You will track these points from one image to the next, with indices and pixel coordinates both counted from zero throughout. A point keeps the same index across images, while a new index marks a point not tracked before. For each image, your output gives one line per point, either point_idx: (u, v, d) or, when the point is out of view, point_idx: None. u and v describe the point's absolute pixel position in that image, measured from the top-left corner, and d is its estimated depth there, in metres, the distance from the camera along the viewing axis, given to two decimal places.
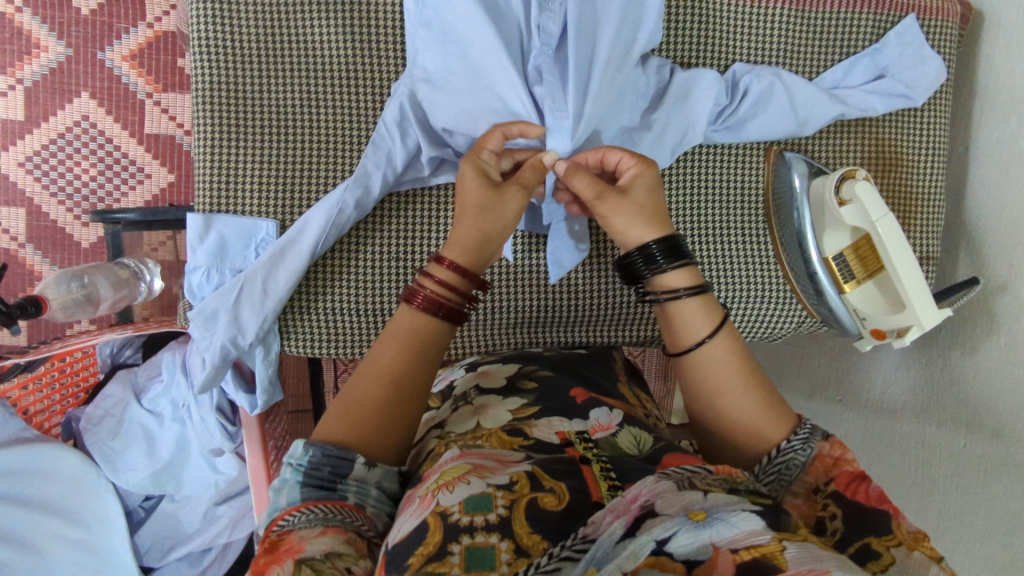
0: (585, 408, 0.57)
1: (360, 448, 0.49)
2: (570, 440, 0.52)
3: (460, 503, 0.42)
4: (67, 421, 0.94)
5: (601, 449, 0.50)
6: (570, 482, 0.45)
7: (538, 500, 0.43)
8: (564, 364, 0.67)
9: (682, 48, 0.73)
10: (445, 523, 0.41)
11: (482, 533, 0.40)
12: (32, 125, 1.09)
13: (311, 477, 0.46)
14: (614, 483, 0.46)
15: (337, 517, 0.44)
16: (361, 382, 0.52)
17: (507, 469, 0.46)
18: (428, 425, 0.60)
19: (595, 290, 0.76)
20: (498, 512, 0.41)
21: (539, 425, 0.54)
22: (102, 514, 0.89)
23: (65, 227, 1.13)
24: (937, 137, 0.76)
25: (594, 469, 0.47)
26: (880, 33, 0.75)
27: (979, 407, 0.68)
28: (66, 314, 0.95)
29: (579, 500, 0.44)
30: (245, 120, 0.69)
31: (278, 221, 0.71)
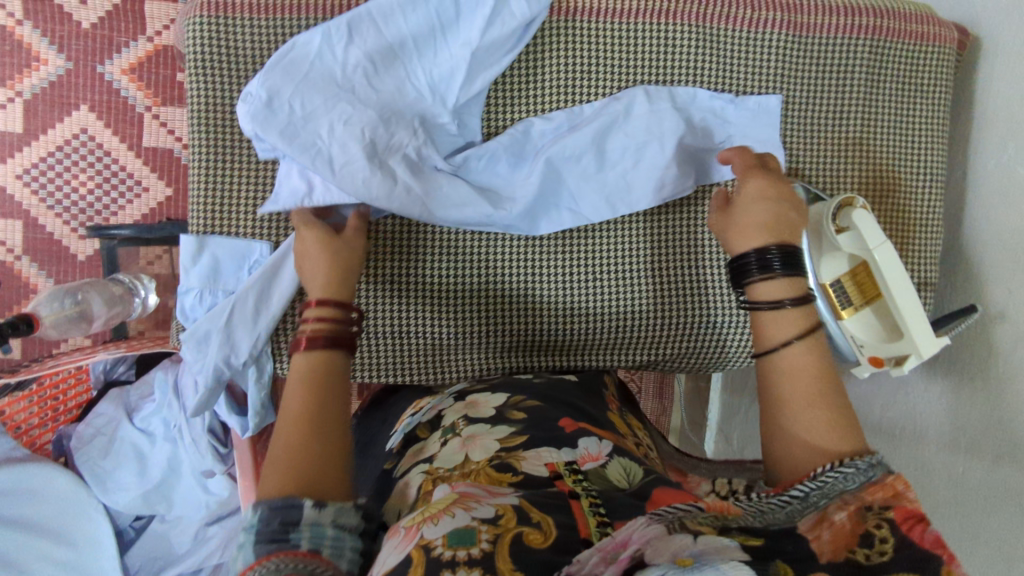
0: (574, 437, 0.57)
1: (315, 494, 0.45)
2: (560, 472, 0.51)
3: (443, 537, 0.41)
4: (58, 439, 0.93)
5: (591, 483, 0.50)
6: (559, 518, 0.44)
7: (523, 536, 0.42)
8: (550, 392, 0.66)
9: (610, 62, 0.72)
10: (428, 556, 0.40)
11: (464, 568, 0.39)
12: (30, 137, 1.09)
13: (261, 534, 0.42)
14: (603, 519, 0.45)
15: (293, 566, 0.39)
16: (285, 421, 0.50)
17: (493, 500, 0.45)
18: (415, 457, 0.59)
19: (591, 315, 0.76)
20: (482, 547, 0.40)
21: (528, 457, 0.53)
22: (91, 534, 0.88)
23: (62, 240, 1.13)
24: (934, 163, 0.76)
25: (583, 504, 0.46)
26: (879, 57, 0.74)
27: (980, 436, 0.67)
28: (59, 330, 0.95)
29: (567, 536, 0.43)
30: (240, 143, 0.69)
31: (271, 242, 0.71)
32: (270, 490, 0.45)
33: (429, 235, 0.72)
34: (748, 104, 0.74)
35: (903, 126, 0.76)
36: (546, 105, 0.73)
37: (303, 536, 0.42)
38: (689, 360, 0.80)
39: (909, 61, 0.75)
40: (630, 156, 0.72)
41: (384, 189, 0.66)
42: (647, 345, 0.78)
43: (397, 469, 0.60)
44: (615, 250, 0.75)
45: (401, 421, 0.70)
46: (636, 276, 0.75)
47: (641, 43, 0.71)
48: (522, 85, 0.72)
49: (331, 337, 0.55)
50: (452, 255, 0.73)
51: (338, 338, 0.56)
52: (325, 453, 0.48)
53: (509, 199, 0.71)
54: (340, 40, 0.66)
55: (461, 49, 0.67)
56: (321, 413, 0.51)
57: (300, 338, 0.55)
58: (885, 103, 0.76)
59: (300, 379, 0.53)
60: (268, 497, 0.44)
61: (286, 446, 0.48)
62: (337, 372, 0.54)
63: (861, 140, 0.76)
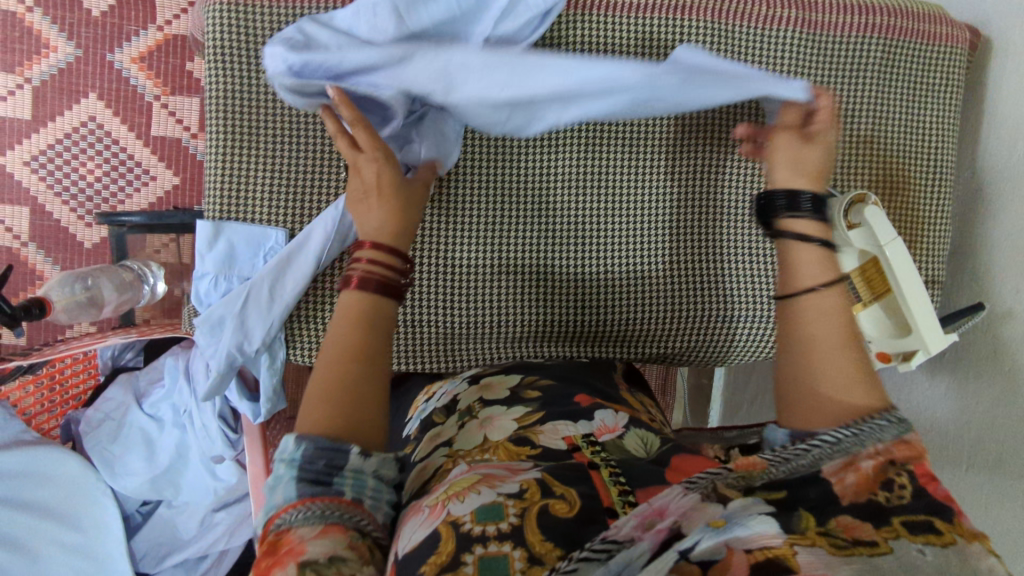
0: (590, 410, 0.58)
1: (356, 440, 0.47)
2: (578, 444, 0.52)
3: (471, 513, 0.42)
4: (66, 424, 0.93)
5: (610, 453, 0.51)
6: (581, 488, 0.45)
7: (550, 507, 0.43)
8: (564, 371, 0.68)
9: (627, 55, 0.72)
10: (457, 531, 0.41)
11: (495, 542, 0.40)
12: (39, 124, 1.09)
13: (306, 474, 0.43)
14: (624, 487, 0.46)
15: (337, 514, 0.42)
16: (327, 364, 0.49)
17: (517, 478, 0.46)
18: (432, 442, 0.59)
19: (601, 306, 0.76)
20: (510, 521, 0.41)
21: (545, 432, 0.54)
22: (99, 518, 0.88)
23: (69, 227, 1.13)
24: (943, 163, 0.77)
25: (603, 474, 0.47)
26: (892, 57, 0.75)
27: (983, 432, 0.68)
28: (70, 315, 0.97)
29: (590, 504, 0.44)
30: (259, 129, 0.69)
31: (287, 230, 0.71)
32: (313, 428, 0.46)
33: (441, 224, 0.72)
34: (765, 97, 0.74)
35: (913, 125, 0.76)
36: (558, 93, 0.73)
37: (346, 484, 0.44)
38: (697, 353, 0.80)
39: (921, 61, 0.75)
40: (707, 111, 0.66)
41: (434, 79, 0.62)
42: (657, 338, 0.78)
43: (414, 452, 0.61)
44: (628, 243, 0.75)
45: (416, 407, 0.71)
46: (647, 270, 0.76)
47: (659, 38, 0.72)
48: None
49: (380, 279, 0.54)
50: (465, 244, 0.73)
51: (388, 284, 0.54)
52: (368, 404, 0.48)
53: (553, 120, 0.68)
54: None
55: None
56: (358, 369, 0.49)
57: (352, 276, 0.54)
58: (897, 102, 0.76)
59: (352, 322, 0.52)
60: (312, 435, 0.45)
61: (328, 389, 0.48)
62: (384, 315, 0.53)
63: (872, 138, 0.77)
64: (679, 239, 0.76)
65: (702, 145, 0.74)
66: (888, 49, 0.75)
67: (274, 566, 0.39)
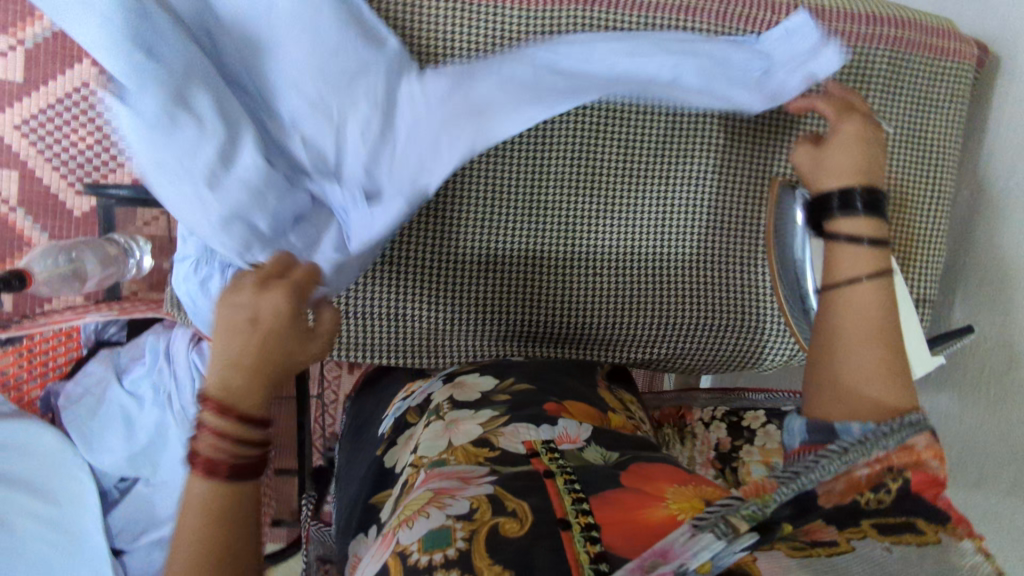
0: (554, 417, 0.57)
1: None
2: (536, 450, 0.51)
3: (419, 541, 0.41)
4: (47, 396, 0.92)
5: (567, 460, 0.49)
6: (533, 502, 0.44)
7: (499, 527, 0.41)
8: (542, 372, 0.68)
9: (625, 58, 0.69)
10: (405, 564, 0.40)
11: (442, 571, 0.38)
12: (31, 88, 1.06)
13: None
14: (579, 495, 0.44)
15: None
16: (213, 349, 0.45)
17: (466, 493, 0.45)
18: (405, 444, 0.60)
19: (591, 310, 0.76)
20: (458, 547, 0.40)
21: (505, 434, 0.54)
22: (76, 493, 0.87)
23: (59, 194, 1.11)
24: (942, 180, 0.76)
25: (558, 483, 0.46)
26: (898, 65, 0.74)
27: (967, 454, 0.68)
28: (54, 288, 0.98)
29: (542, 518, 0.42)
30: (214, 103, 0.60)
31: None
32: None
33: (434, 220, 0.71)
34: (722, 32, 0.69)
35: (914, 140, 0.75)
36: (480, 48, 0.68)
37: None
38: (685, 360, 0.80)
39: (925, 76, 0.74)
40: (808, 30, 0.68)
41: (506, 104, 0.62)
42: (646, 343, 0.78)
43: (387, 459, 0.62)
44: (621, 246, 0.75)
45: (392, 404, 0.71)
46: (640, 275, 0.75)
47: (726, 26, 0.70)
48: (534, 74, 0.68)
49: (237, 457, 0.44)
50: (455, 241, 0.72)
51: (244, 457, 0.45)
52: None
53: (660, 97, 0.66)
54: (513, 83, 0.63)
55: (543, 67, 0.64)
56: (246, 381, 0.45)
57: (197, 461, 0.43)
58: (901, 116, 0.75)
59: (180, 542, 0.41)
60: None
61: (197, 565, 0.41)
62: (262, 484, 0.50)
63: None
64: (672, 246, 0.75)
65: (701, 150, 0.73)
66: (896, 61, 0.74)
67: None
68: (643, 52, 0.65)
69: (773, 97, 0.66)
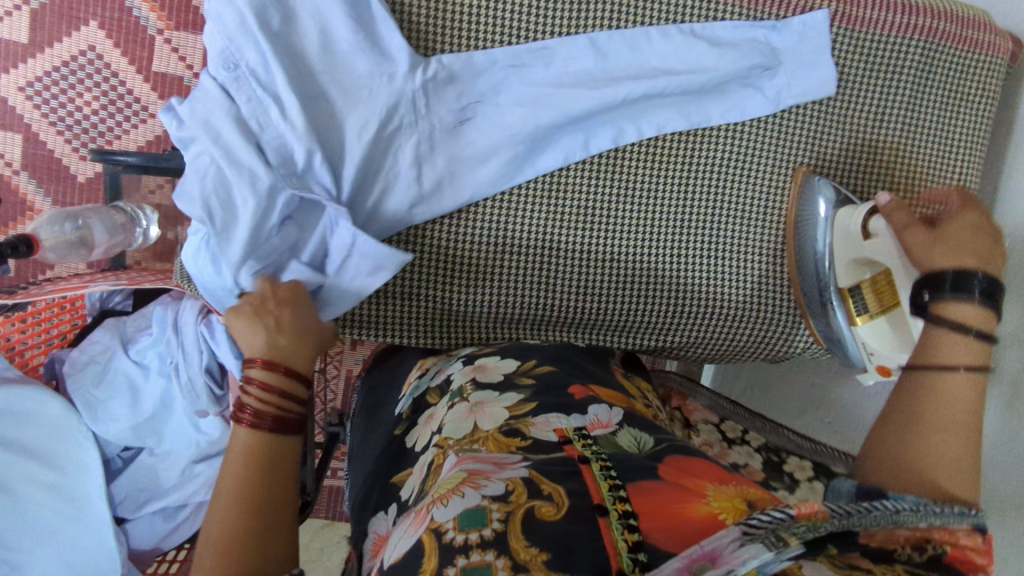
0: (584, 403, 0.56)
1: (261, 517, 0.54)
2: (569, 437, 0.51)
3: (454, 520, 0.41)
4: (50, 363, 0.91)
5: (601, 447, 0.49)
6: (570, 486, 0.44)
7: (535, 511, 0.41)
8: (561, 357, 0.67)
9: (641, 43, 0.70)
10: (440, 543, 0.40)
11: (478, 551, 0.38)
12: (37, 49, 1.04)
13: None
14: (615, 482, 0.44)
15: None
16: (252, 334, 0.62)
17: (502, 476, 0.45)
18: (425, 426, 0.60)
19: (603, 295, 0.76)
20: (494, 527, 0.40)
21: (537, 423, 0.53)
22: (80, 460, 0.87)
23: (62, 158, 1.09)
24: (969, 174, 0.74)
25: (594, 469, 0.45)
26: (930, 54, 0.72)
27: None
28: (59, 254, 0.95)
29: (580, 503, 0.42)
30: (257, 93, 0.65)
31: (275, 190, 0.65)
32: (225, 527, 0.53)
33: (454, 199, 0.72)
34: (720, 28, 0.70)
35: (943, 134, 0.74)
36: (505, 31, 0.69)
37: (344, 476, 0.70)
38: (697, 348, 0.80)
39: (957, 66, 0.73)
40: (818, 28, 0.71)
41: (539, 138, 0.71)
42: (657, 331, 0.78)
43: (408, 436, 0.62)
44: (639, 232, 0.74)
45: (407, 383, 0.71)
46: (656, 262, 0.75)
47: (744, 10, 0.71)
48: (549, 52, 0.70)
49: (274, 414, 0.58)
50: (474, 221, 0.73)
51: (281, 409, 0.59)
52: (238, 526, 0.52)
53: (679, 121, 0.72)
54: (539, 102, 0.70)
55: (565, 75, 0.70)
56: (286, 346, 0.62)
57: (244, 414, 0.58)
58: (930, 108, 0.74)
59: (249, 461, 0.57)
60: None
61: (234, 503, 0.54)
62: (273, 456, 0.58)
63: (899, 145, 0.74)
64: (690, 233, 0.75)
65: (723, 136, 0.73)
66: (932, 50, 0.72)
67: None
68: (651, 54, 0.70)
69: (775, 99, 0.72)
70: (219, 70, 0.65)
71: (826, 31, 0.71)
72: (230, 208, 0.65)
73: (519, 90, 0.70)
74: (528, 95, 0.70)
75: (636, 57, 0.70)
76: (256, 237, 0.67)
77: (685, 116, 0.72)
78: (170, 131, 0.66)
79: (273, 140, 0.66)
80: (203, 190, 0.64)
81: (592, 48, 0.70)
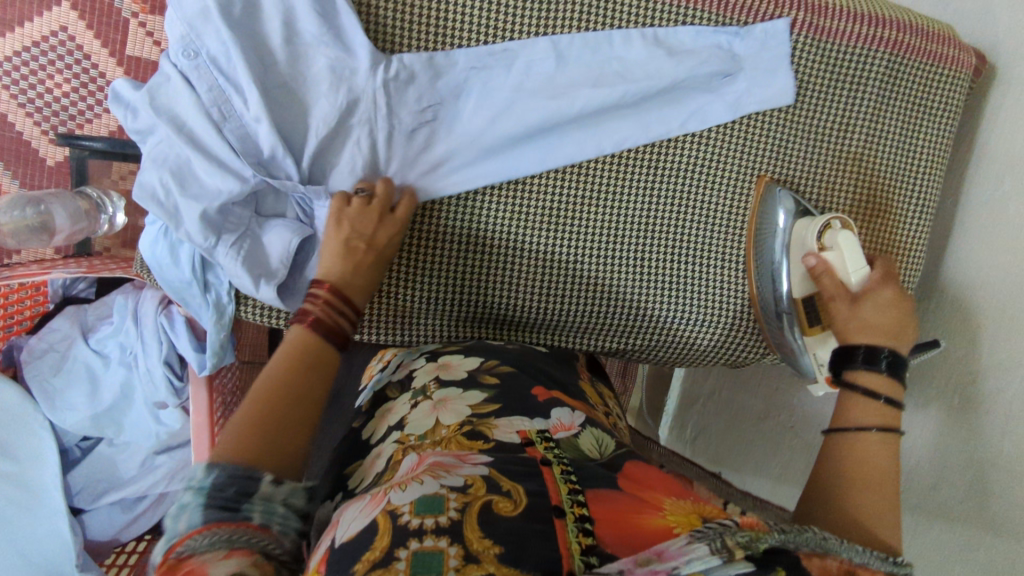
0: (546, 407, 0.56)
1: (270, 454, 0.49)
2: (531, 439, 0.50)
3: (411, 503, 0.40)
4: (8, 349, 0.89)
5: (563, 451, 0.49)
6: (530, 486, 0.43)
7: (493, 505, 0.40)
8: (522, 358, 0.67)
9: (607, 43, 0.70)
10: (394, 524, 0.39)
11: (431, 536, 0.37)
12: (6, 28, 1.02)
13: (213, 498, 0.43)
14: (574, 487, 0.43)
15: (243, 538, 0.42)
16: (333, 260, 0.63)
17: (462, 471, 0.44)
18: (384, 420, 0.59)
19: (565, 297, 0.76)
20: (450, 515, 0.39)
21: (500, 426, 0.52)
22: (37, 448, 0.86)
23: (31, 141, 1.07)
24: (930, 188, 0.75)
25: (554, 471, 0.45)
26: (894, 67, 0.73)
27: (938, 463, 0.69)
28: (19, 240, 0.94)
29: (537, 503, 0.41)
30: (217, 81, 0.65)
31: (236, 181, 0.65)
32: (231, 450, 0.47)
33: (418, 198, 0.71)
34: (683, 33, 0.71)
35: (905, 146, 0.75)
36: (475, 25, 0.68)
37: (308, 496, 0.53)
38: (657, 353, 0.80)
39: (921, 80, 0.73)
40: (783, 35, 0.72)
41: (504, 137, 0.71)
42: (617, 334, 0.78)
43: (364, 430, 0.61)
44: (601, 236, 0.74)
45: (370, 375, 0.71)
46: (618, 266, 0.75)
47: (705, 14, 0.71)
48: (514, 49, 0.70)
49: (331, 327, 0.59)
50: (439, 220, 0.72)
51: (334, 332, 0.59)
52: (252, 442, 0.48)
53: (646, 125, 0.72)
54: (504, 102, 0.70)
55: (531, 75, 0.70)
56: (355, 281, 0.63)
57: (306, 317, 0.58)
58: (895, 121, 0.75)
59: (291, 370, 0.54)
60: (222, 458, 0.47)
61: (267, 394, 0.51)
62: (316, 376, 0.55)
63: (861, 156, 0.75)
64: (651, 237, 0.75)
65: (689, 142, 0.73)
66: (896, 63, 0.73)
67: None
68: (616, 57, 0.70)
69: (735, 104, 0.73)
70: (179, 56, 0.64)
71: (789, 38, 0.72)
72: (189, 192, 0.64)
73: (488, 88, 0.70)
74: (496, 93, 0.70)
75: (604, 58, 0.70)
76: (220, 210, 0.65)
77: (649, 121, 0.73)
78: (125, 123, 0.66)
79: (235, 130, 0.65)
80: (160, 176, 0.64)
81: (555, 53, 0.70)
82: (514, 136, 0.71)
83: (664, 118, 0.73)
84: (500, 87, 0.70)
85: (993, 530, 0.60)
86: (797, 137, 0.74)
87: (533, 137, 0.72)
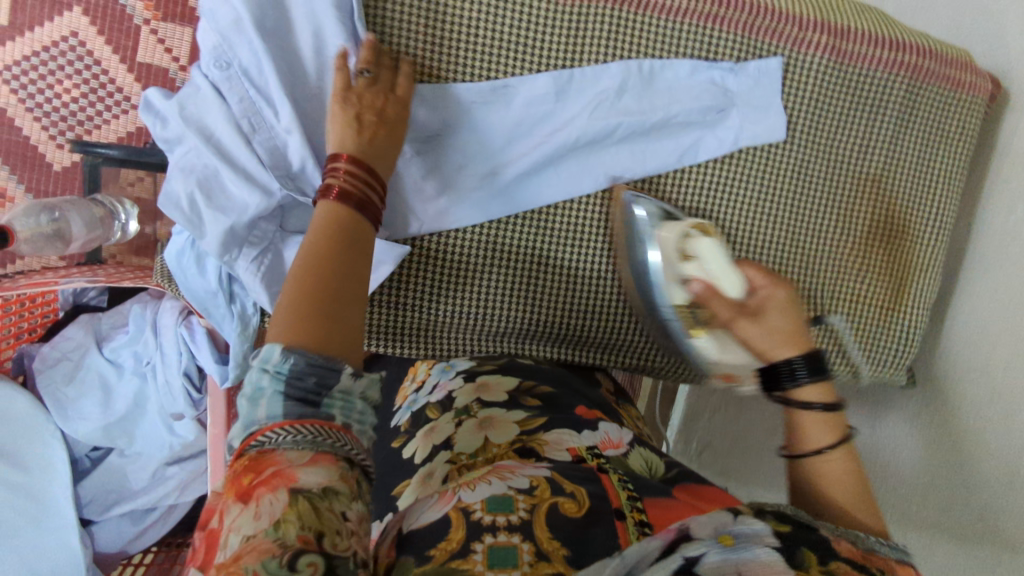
0: (593, 422, 0.57)
1: (335, 335, 0.44)
2: (583, 456, 0.50)
3: (482, 501, 0.40)
4: (18, 357, 0.89)
5: (615, 465, 0.49)
6: (591, 488, 0.43)
7: (559, 506, 0.41)
8: (559, 377, 0.67)
9: (633, 63, 0.71)
10: (468, 519, 0.39)
11: (504, 532, 0.38)
12: (16, 31, 1.02)
13: (293, 390, 0.41)
14: (633, 493, 0.44)
15: (328, 440, 0.40)
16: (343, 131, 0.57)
17: (525, 473, 0.44)
18: (426, 438, 0.58)
19: (590, 312, 0.76)
20: (521, 514, 0.40)
21: (551, 443, 0.53)
22: (49, 458, 0.85)
23: (38, 146, 1.06)
24: (948, 210, 0.77)
25: (612, 479, 0.45)
26: (913, 90, 0.75)
27: (952, 478, 0.70)
28: (33, 246, 0.92)
29: (600, 504, 0.42)
30: (248, 92, 0.65)
31: (263, 194, 0.64)
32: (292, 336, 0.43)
33: (439, 221, 0.71)
34: (690, 63, 0.72)
35: (922, 167, 0.76)
36: (503, 42, 0.69)
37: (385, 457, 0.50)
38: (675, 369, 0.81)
39: (939, 104, 0.75)
40: (810, 56, 0.73)
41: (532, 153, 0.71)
42: (637, 349, 0.79)
43: (403, 449, 0.61)
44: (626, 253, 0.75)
45: (405, 397, 0.70)
46: None
47: (719, 40, 0.72)
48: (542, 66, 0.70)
49: (360, 199, 0.53)
50: (467, 236, 0.73)
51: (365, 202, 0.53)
52: (310, 315, 0.44)
53: (671, 144, 0.73)
54: (533, 118, 0.71)
55: (558, 91, 0.71)
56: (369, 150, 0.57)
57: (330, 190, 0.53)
58: (914, 143, 0.76)
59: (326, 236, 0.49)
60: (295, 346, 0.42)
61: (307, 263, 0.47)
62: (350, 237, 0.50)
63: (880, 177, 0.76)
64: None
65: (716, 161, 0.74)
66: (915, 87, 0.75)
67: (261, 485, 0.38)
68: (643, 75, 0.72)
69: (743, 134, 0.74)
70: (211, 67, 0.64)
71: (813, 61, 0.73)
72: (215, 205, 0.64)
73: (518, 103, 0.71)
74: (524, 108, 0.71)
75: (631, 76, 0.71)
76: (247, 225, 0.65)
77: (673, 139, 0.74)
78: (154, 131, 0.65)
79: (265, 141, 0.65)
80: (187, 187, 0.63)
81: (554, 86, 0.70)
82: (540, 152, 0.72)
83: (688, 138, 0.74)
84: (528, 103, 0.71)
85: (1011, 548, 0.61)
86: (820, 158, 0.75)
87: (561, 153, 0.72)
